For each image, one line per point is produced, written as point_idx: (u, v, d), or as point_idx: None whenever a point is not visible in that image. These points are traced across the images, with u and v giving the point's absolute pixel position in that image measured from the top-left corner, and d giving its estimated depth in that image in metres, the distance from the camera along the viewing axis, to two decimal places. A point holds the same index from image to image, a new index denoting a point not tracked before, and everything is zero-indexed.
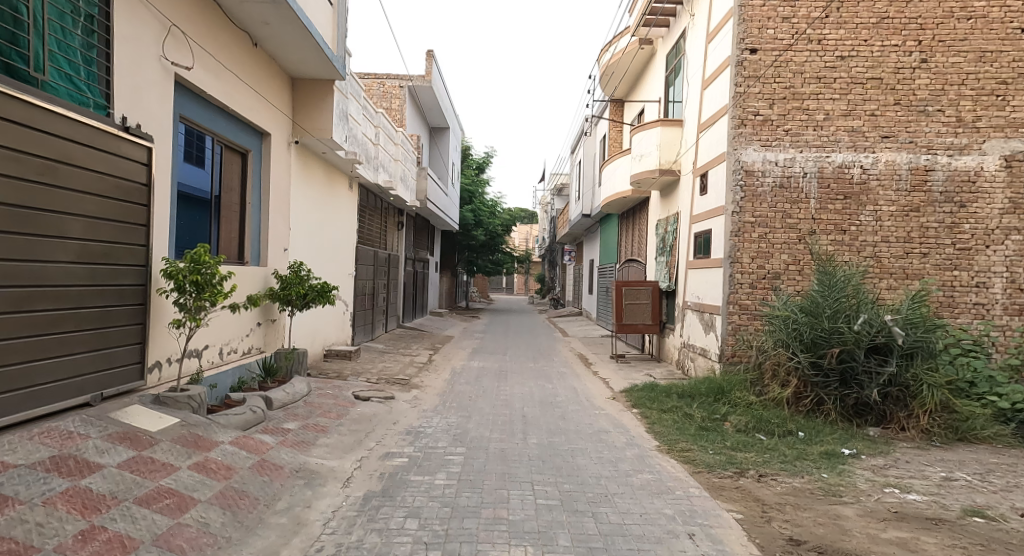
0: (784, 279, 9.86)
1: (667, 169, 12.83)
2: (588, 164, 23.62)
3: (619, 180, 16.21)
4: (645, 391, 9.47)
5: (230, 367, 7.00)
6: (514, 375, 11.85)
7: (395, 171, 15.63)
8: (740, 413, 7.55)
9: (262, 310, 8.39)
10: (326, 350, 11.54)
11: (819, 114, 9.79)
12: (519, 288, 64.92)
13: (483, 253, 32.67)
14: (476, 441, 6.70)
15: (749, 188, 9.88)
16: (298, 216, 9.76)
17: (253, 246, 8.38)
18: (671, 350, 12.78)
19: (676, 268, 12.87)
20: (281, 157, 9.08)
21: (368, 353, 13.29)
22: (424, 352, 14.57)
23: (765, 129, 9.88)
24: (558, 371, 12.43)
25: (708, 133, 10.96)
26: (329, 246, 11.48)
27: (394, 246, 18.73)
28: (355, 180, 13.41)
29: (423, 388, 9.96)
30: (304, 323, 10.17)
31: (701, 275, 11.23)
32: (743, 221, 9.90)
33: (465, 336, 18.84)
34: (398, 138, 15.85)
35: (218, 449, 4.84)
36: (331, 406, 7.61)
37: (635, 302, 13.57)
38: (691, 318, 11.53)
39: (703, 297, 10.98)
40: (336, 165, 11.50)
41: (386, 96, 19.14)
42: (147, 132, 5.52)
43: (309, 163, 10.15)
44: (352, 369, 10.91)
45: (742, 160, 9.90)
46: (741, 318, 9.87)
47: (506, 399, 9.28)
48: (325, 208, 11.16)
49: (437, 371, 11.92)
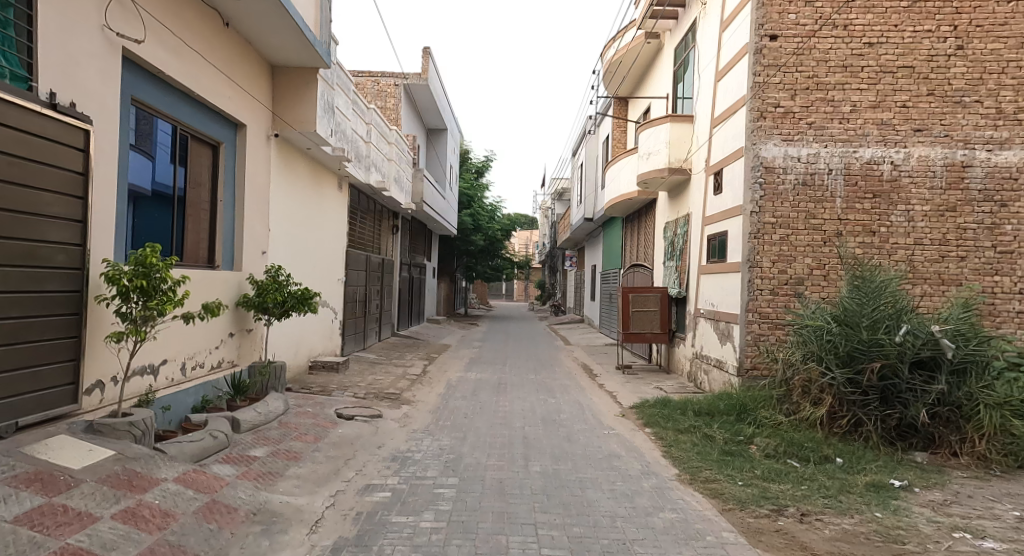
0: (808, 285, 9.07)
1: (677, 168, 12.06)
2: (591, 166, 22.87)
3: (625, 181, 15.45)
4: (658, 408, 8.66)
5: (192, 386, 6.19)
6: (514, 388, 11.03)
7: (389, 172, 14.89)
8: (768, 436, 6.73)
9: (235, 319, 7.61)
10: (312, 362, 10.74)
11: (845, 106, 9.01)
12: (518, 294, 64.14)
13: (482, 259, 31.91)
14: (471, 469, 5.88)
15: (770, 186, 9.11)
16: (280, 216, 8.98)
17: (226, 248, 7.58)
18: (682, 361, 11.97)
19: (686, 273, 12.09)
20: (259, 151, 8.29)
21: (358, 363, 12.46)
22: (418, 363, 13.77)
23: (787, 122, 9.10)
24: (561, 384, 11.60)
25: (723, 128, 10.21)
26: (315, 250, 10.71)
27: (389, 250, 17.92)
28: (345, 180, 12.62)
29: (415, 404, 9.15)
30: (286, 333, 9.38)
31: (715, 281, 10.43)
32: (763, 222, 9.11)
33: (463, 345, 18.04)
34: (392, 137, 15.12)
35: (156, 490, 4.02)
36: (309, 428, 6.79)
37: (643, 310, 12.79)
38: (705, 327, 10.73)
39: (718, 304, 10.18)
40: (323, 163, 10.73)
41: (380, 94, 18.46)
42: (83, 112, 4.71)
43: (292, 159, 9.38)
44: (339, 382, 10.10)
45: (762, 155, 9.12)
46: (762, 328, 9.08)
47: (506, 417, 8.46)
48: (311, 209, 10.39)
49: (431, 384, 11.11)
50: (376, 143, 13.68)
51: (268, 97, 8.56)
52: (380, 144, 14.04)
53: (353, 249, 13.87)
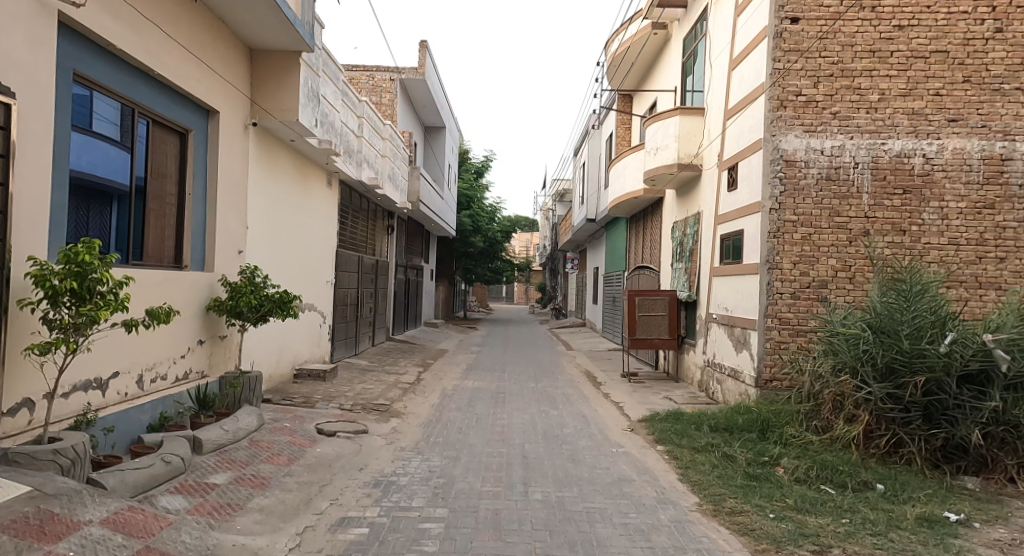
0: (832, 288, 8.39)
1: (687, 164, 11.37)
2: (593, 165, 22.18)
3: (630, 179, 14.77)
4: (670, 422, 7.94)
5: (148, 402, 5.50)
6: (513, 398, 10.31)
7: (383, 169, 14.24)
8: (797, 458, 6.02)
9: (206, 325, 6.91)
10: (297, 370, 10.07)
11: (873, 94, 8.31)
12: (519, 296, 63.49)
13: (481, 260, 31.22)
14: (463, 497, 5.17)
15: (791, 180, 8.43)
16: (259, 212, 8.29)
17: (196, 246, 6.88)
18: (693, 369, 11.30)
19: (696, 275, 11.40)
20: (236, 141, 7.60)
21: (348, 371, 11.75)
22: (412, 369, 13.06)
23: (809, 112, 8.43)
24: (563, 393, 10.89)
25: (737, 120, 9.53)
26: (300, 250, 10.03)
27: (383, 252, 17.22)
28: (334, 176, 11.93)
29: (406, 417, 8.45)
30: (265, 339, 8.70)
31: (729, 283, 9.74)
32: (783, 219, 8.43)
33: (460, 350, 17.35)
34: (386, 132, 14.45)
35: (75, 538, 3.31)
36: (283, 447, 6.08)
37: (650, 314, 12.11)
38: (717, 332, 10.04)
39: (733, 309, 9.48)
40: (309, 157, 10.04)
41: (375, 89, 17.73)
42: (4, 85, 4.01)
43: (274, 151, 8.70)
44: (325, 392, 9.39)
45: (782, 148, 8.44)
46: (782, 335, 8.39)
47: (504, 432, 7.75)
48: (296, 205, 9.71)
49: (424, 393, 10.41)
50: (369, 138, 13.00)
51: (246, 82, 7.87)
52: (374, 139, 13.38)
53: (345, 249, 13.20)
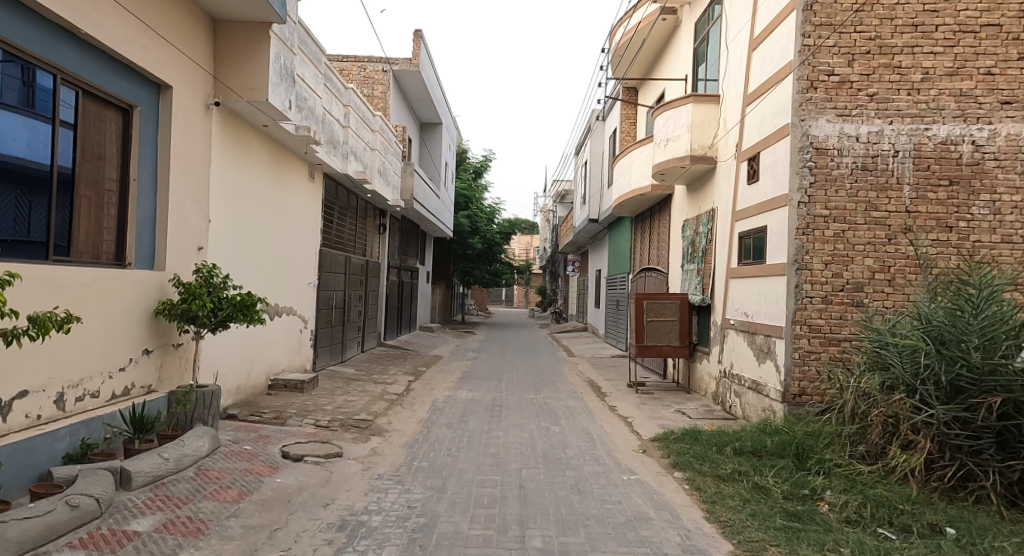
0: (869, 291, 7.48)
1: (700, 156, 10.47)
2: (596, 164, 21.27)
3: (637, 176, 13.87)
4: (687, 443, 7.02)
5: (61, 428, 4.56)
6: (510, 412, 9.38)
7: (373, 164, 13.35)
8: (844, 492, 5.08)
9: (156, 332, 5.98)
10: (272, 381, 9.15)
11: (916, 74, 7.40)
12: (519, 300, 62.58)
13: (480, 264, 30.30)
14: (446, 545, 4.24)
15: (822, 170, 7.53)
16: (225, 204, 7.39)
17: (142, 240, 5.94)
18: (707, 380, 10.39)
19: (710, 277, 10.48)
20: (196, 122, 6.67)
21: (331, 380, 10.82)
22: (402, 378, 12.13)
23: (843, 93, 7.52)
24: (566, 406, 9.95)
25: (760, 105, 8.62)
26: (276, 248, 9.14)
27: (375, 252, 16.31)
28: (318, 168, 11.01)
29: (388, 435, 7.51)
30: (232, 345, 7.79)
31: (749, 286, 8.83)
32: (813, 214, 7.53)
33: (456, 356, 16.42)
34: (376, 124, 13.55)
35: None
36: (236, 478, 5.14)
37: (659, 320, 11.21)
38: (736, 340, 9.13)
39: (754, 315, 8.57)
40: (286, 145, 9.11)
41: (367, 81, 16.83)
42: None
43: (243, 137, 7.80)
44: (300, 406, 8.46)
45: (812, 134, 7.53)
46: (813, 343, 7.48)
47: (499, 455, 6.81)
48: (271, 198, 8.82)
49: (413, 406, 9.48)
50: (357, 128, 12.11)
51: (209, 56, 6.94)
52: (362, 131, 12.50)
53: (331, 249, 12.29)
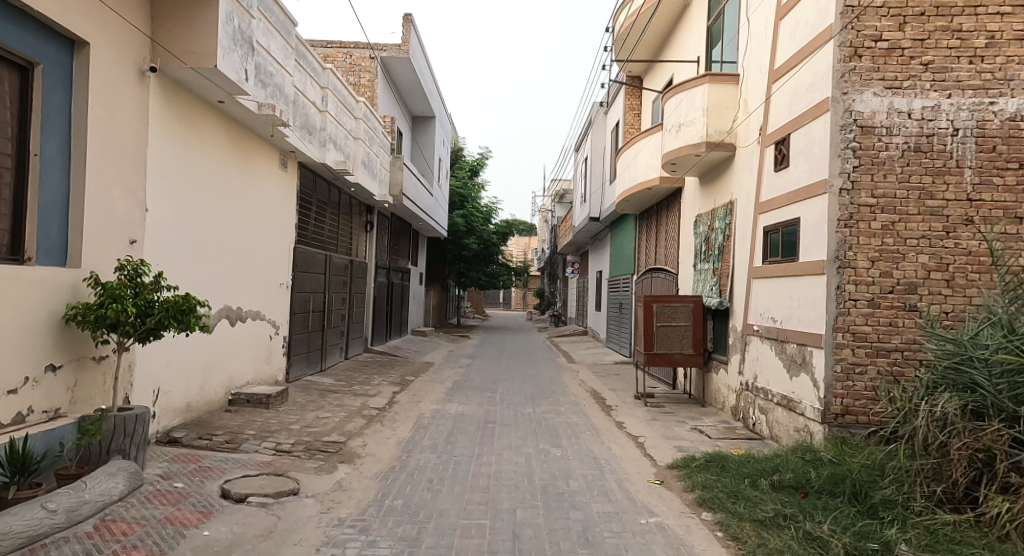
0: (924, 293, 6.40)
1: (716, 142, 9.40)
2: (597, 159, 20.26)
3: (644, 168, 12.81)
4: (712, 474, 5.92)
5: None
6: (504, 429, 8.29)
7: (355, 154, 12.26)
8: (926, 548, 4.01)
9: (67, 343, 4.88)
10: (233, 395, 8.05)
11: (979, 38, 6.33)
12: (517, 302, 61.50)
13: (475, 265, 29.26)
14: None
15: (867, 152, 6.47)
16: (169, 192, 6.28)
17: (47, 230, 4.83)
18: (726, 392, 9.32)
19: (729, 277, 9.41)
20: (124, 89, 5.55)
21: (306, 392, 9.72)
22: (386, 389, 11.03)
23: (892, 62, 6.46)
24: (568, 422, 8.86)
25: (789, 81, 7.56)
26: (238, 244, 8.04)
27: (360, 252, 15.20)
28: (291, 158, 9.91)
29: (360, 462, 6.40)
30: (179, 356, 6.70)
31: (776, 288, 7.75)
32: (858, 203, 6.47)
33: (448, 363, 15.32)
34: (359, 111, 12.45)
35: None
36: (151, 531, 4.05)
37: (670, 325, 10.13)
38: (761, 349, 8.06)
39: (782, 320, 7.50)
40: (248, 127, 7.99)
41: (353, 69, 15.75)
42: None
43: (193, 114, 6.69)
44: (262, 426, 7.36)
45: (855, 110, 6.47)
46: (858, 354, 6.42)
47: (490, 488, 5.71)
48: (230, 186, 7.72)
49: (394, 424, 8.39)
50: (335, 114, 11.00)
51: (146, 13, 5.85)
52: (342, 117, 11.41)
53: (309, 247, 11.20)
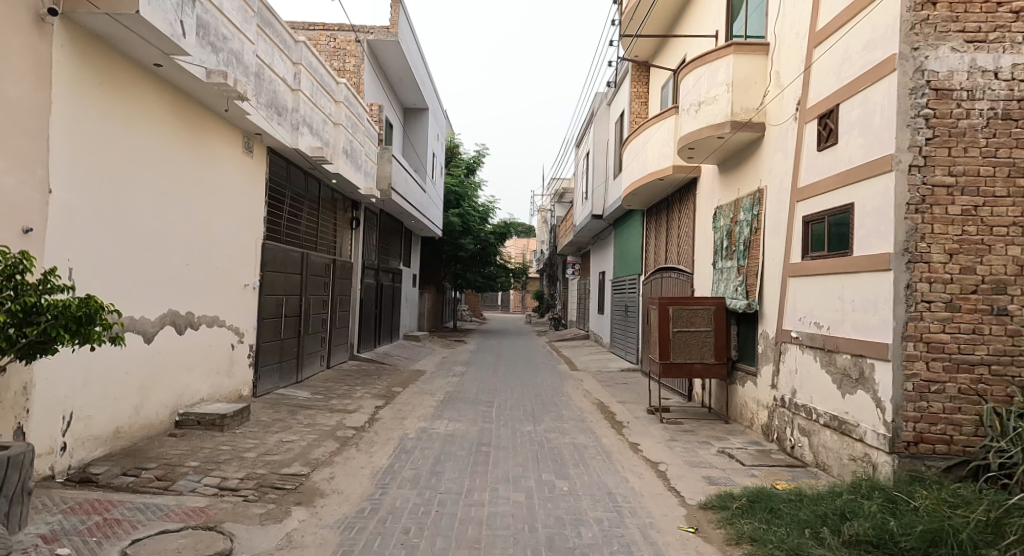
0: (1016, 293, 5.23)
1: (743, 122, 8.24)
2: (600, 153, 19.16)
3: (655, 157, 11.64)
4: (759, 522, 4.72)
5: None
6: (500, 455, 7.09)
7: (336, 142, 11.09)
8: None
9: None
10: (182, 415, 6.83)
11: None
12: (516, 305, 60.24)
13: (472, 266, 28.05)
14: None
15: (944, 121, 5.29)
16: (84, 169, 5.11)
17: None
18: (755, 408, 8.13)
19: (758, 275, 8.21)
20: (9, 36, 4.39)
21: (274, 409, 8.51)
22: (369, 403, 9.83)
23: (972, 11, 5.34)
24: (574, 445, 7.65)
25: (836, 42, 6.39)
26: (184, 236, 6.83)
27: (345, 251, 13.99)
28: (257, 141, 8.72)
29: (323, 504, 5.21)
30: (103, 372, 5.50)
31: (821, 289, 6.56)
32: (933, 183, 5.29)
33: (441, 372, 14.11)
34: (340, 94, 11.27)
35: None
36: None
37: (688, 331, 8.94)
38: (803, 360, 6.88)
39: (831, 327, 6.31)
40: (197, 99, 6.80)
41: (337, 53, 14.59)
42: None
43: (116, 74, 5.48)
44: (211, 453, 6.16)
45: (929, 69, 5.30)
46: (935, 368, 5.23)
47: (481, 542, 4.51)
48: (174, 168, 6.53)
49: (371, 448, 7.19)
50: (311, 95, 9.82)
51: None
52: (320, 99, 10.24)
53: (282, 245, 10.00)
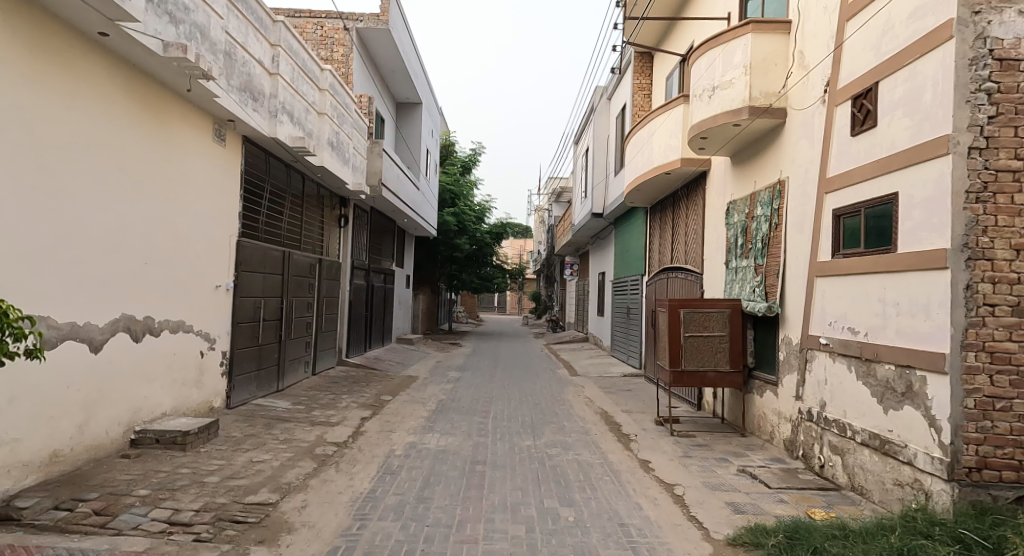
0: None
1: (762, 107, 7.53)
2: (600, 149, 18.47)
3: (661, 149, 10.91)
4: None
5: None
6: (497, 475, 6.35)
7: (320, 132, 10.35)
8: None
9: None
10: (138, 433, 6.06)
11: None
12: (512, 307, 59.44)
13: (468, 267, 27.32)
14: None
15: (1008, 96, 4.63)
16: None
17: None
18: (777, 421, 7.41)
19: (779, 275, 7.49)
20: None
21: (248, 423, 7.75)
22: (354, 414, 9.07)
23: None
24: (579, 463, 6.92)
25: (875, 12, 5.70)
26: (140, 229, 6.11)
27: (331, 250, 13.22)
28: (230, 129, 7.98)
29: (290, 542, 4.47)
30: (33, 389, 4.78)
31: (856, 291, 5.84)
32: (995, 167, 4.63)
33: (434, 377, 13.36)
34: (325, 81, 10.53)
35: None
36: None
37: (701, 336, 8.21)
38: (834, 370, 6.16)
39: (870, 334, 5.58)
40: (155, 77, 6.12)
41: (324, 41, 13.85)
42: None
43: (47, 41, 4.86)
44: (167, 478, 5.42)
45: (991, 37, 4.63)
46: (999, 382, 4.54)
47: None
48: (126, 152, 5.85)
49: (352, 468, 6.44)
50: (291, 80, 9.09)
51: None
52: (301, 85, 9.51)
53: (261, 243, 9.23)
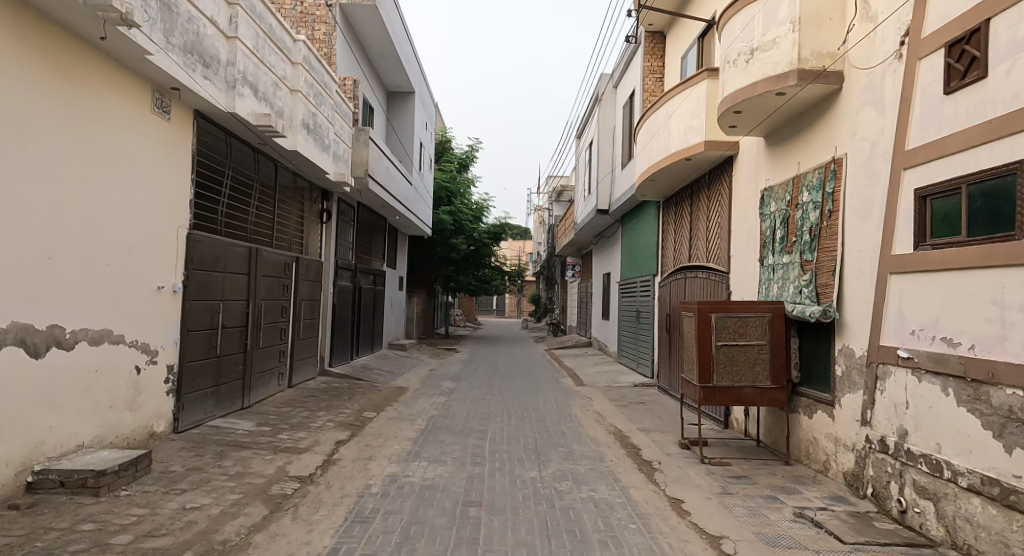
0: None
1: (816, 70, 6.24)
2: (606, 141, 17.19)
3: (681, 132, 9.60)
4: None
5: None
6: (494, 523, 5.06)
7: (292, 112, 9.04)
8: None
9: None
10: (37, 475, 4.76)
11: None
12: (511, 309, 58.16)
13: (465, 268, 26.14)
14: None
15: None
16: None
17: None
18: (834, 450, 6.11)
19: (834, 273, 6.20)
20: None
21: (195, 451, 6.46)
22: (328, 436, 7.77)
23: None
24: (595, 503, 5.63)
25: None
26: (38, 210, 4.81)
27: (311, 248, 11.89)
28: (176, 101, 6.69)
29: None
30: None
31: (952, 292, 4.58)
32: None
33: (425, 389, 12.02)
34: (298, 54, 9.22)
35: None
36: None
37: (736, 347, 6.91)
38: (919, 392, 4.88)
39: (980, 348, 4.34)
40: (58, 20, 4.87)
41: (304, 19, 12.44)
42: None
43: None
44: (59, 541, 4.14)
45: None
46: None
47: None
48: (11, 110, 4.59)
49: (313, 514, 5.14)
50: (254, 47, 7.79)
51: None
52: (267, 55, 8.21)
53: (220, 237, 7.92)
